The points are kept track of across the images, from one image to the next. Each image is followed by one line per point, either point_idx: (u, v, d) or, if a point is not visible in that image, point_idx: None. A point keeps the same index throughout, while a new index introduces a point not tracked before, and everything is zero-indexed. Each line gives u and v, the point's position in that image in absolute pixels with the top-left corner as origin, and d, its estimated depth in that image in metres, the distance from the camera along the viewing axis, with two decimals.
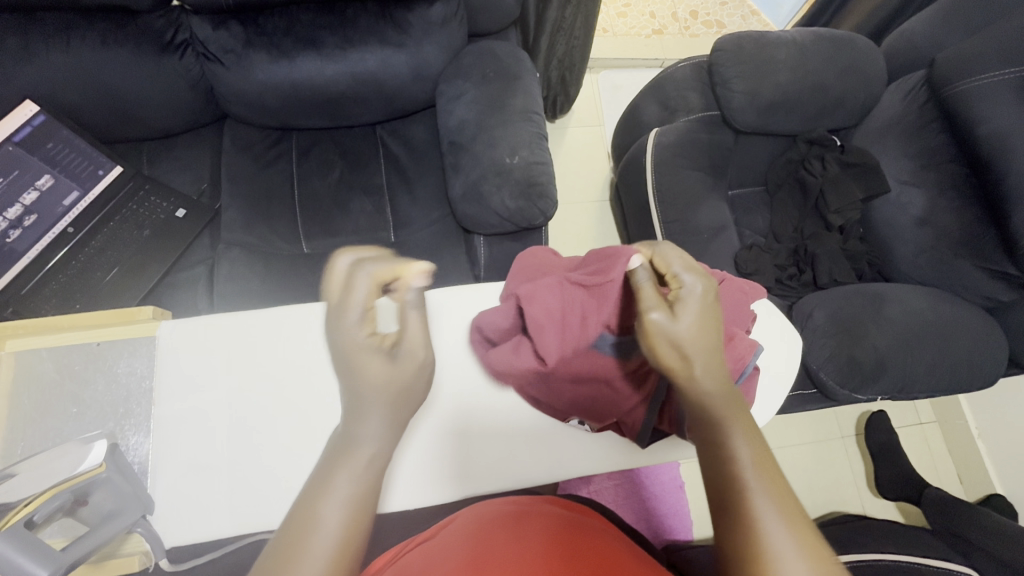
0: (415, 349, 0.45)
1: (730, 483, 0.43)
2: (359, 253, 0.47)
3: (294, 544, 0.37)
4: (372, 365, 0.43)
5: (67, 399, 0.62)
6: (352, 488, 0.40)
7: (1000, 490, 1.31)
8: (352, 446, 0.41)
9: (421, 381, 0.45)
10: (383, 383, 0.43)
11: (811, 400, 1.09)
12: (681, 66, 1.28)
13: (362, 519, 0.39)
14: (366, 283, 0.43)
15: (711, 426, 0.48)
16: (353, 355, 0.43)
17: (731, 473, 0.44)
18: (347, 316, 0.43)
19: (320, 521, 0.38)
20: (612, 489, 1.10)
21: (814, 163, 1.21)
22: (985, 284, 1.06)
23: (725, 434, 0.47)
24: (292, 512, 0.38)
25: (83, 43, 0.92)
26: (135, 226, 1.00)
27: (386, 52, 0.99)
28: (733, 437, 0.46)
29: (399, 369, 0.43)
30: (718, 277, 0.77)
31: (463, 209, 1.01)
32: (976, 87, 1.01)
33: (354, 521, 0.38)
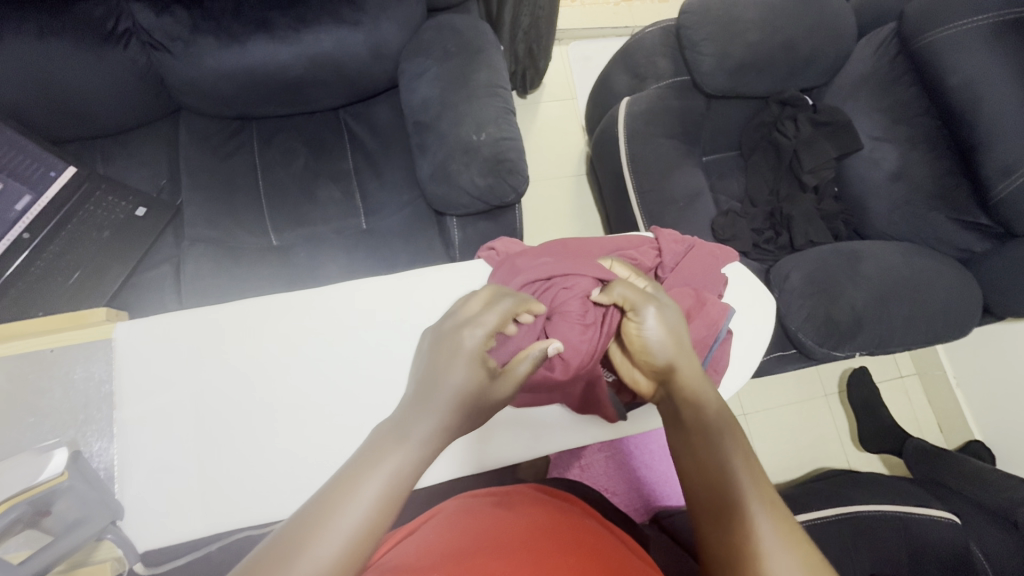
0: (508, 386, 0.51)
1: (723, 490, 0.46)
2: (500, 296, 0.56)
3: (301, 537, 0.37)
4: (460, 367, 0.48)
5: (22, 410, 0.60)
6: (385, 481, 0.41)
7: (979, 436, 1.34)
8: (400, 440, 0.44)
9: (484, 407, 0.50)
10: (463, 390, 0.47)
11: (793, 361, 1.10)
12: (649, 31, 1.25)
13: (389, 513, 0.40)
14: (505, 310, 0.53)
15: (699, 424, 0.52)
16: (467, 356, 0.49)
17: (728, 480, 0.47)
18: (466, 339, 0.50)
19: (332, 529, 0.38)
20: (603, 462, 1.13)
21: (787, 124, 1.19)
22: (958, 235, 1.07)
23: (717, 442, 0.49)
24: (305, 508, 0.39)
25: (18, 37, 0.86)
26: (93, 227, 0.96)
27: (342, 31, 0.95)
28: (725, 445, 0.49)
29: (484, 392, 0.49)
30: (688, 243, 0.77)
31: (432, 190, 0.98)
32: (945, 37, 1.00)
33: (378, 520, 0.40)
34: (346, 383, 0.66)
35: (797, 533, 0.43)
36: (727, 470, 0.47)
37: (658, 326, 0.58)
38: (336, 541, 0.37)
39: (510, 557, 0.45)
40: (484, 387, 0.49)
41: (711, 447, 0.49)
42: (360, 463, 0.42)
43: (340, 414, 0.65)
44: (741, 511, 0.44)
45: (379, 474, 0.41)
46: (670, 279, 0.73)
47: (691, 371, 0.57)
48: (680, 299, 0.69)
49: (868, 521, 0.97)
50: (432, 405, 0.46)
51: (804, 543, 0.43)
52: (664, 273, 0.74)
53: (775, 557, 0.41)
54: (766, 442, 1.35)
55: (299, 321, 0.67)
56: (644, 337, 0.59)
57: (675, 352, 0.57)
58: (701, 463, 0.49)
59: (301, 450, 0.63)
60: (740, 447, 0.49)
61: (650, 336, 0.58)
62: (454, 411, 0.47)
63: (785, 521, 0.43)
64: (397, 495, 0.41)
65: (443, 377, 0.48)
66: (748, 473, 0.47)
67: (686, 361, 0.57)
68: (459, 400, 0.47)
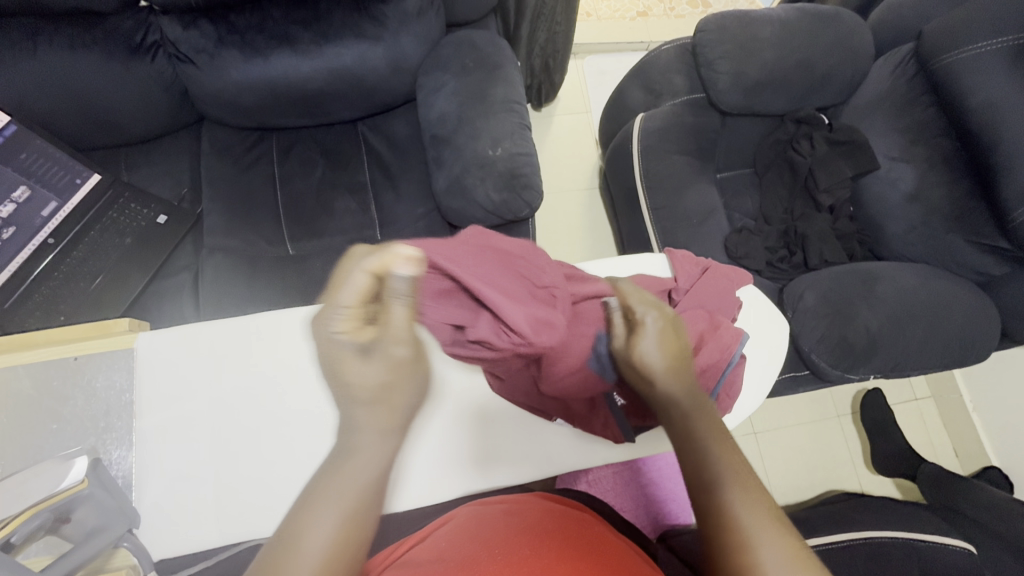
0: (405, 342, 0.43)
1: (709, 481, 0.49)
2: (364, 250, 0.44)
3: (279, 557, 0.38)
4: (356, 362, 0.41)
5: (46, 416, 0.62)
6: (336, 517, 0.39)
7: (997, 463, 1.31)
8: (338, 464, 0.41)
9: (415, 374, 0.44)
10: (369, 384, 0.42)
11: (805, 381, 1.09)
12: (665, 47, 1.25)
13: (351, 539, 0.40)
14: (359, 284, 0.40)
15: (682, 422, 0.54)
16: (348, 352, 0.41)
17: (714, 481, 0.49)
18: (331, 318, 0.41)
19: (301, 552, 0.38)
20: (612, 477, 1.10)
21: (803, 142, 1.19)
22: (977, 259, 1.05)
23: (697, 436, 0.52)
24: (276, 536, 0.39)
25: (51, 48, 0.89)
26: (116, 234, 0.98)
27: (362, 46, 0.97)
28: (706, 444, 0.51)
29: (397, 370, 0.43)
30: (703, 266, 0.77)
31: (448, 203, 0.99)
32: (964, 59, 1.00)
33: (339, 550, 0.39)
34: None
35: (786, 531, 0.45)
36: (714, 463, 0.50)
37: (656, 343, 0.58)
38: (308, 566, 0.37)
39: (518, 562, 0.46)
40: (373, 366, 0.42)
41: (694, 440, 0.52)
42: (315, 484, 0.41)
43: None
44: (722, 501, 0.47)
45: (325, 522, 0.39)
46: (684, 301, 0.72)
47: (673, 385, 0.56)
48: (693, 321, 0.69)
49: (881, 546, 0.95)
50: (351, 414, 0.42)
51: (794, 540, 0.44)
52: (678, 294, 0.74)
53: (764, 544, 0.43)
54: (777, 462, 1.33)
55: (315, 333, 0.68)
56: (642, 349, 0.57)
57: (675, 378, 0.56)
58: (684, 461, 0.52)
59: (314, 462, 0.64)
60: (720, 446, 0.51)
61: (650, 350, 0.57)
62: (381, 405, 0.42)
63: (773, 517, 0.46)
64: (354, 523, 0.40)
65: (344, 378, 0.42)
66: (727, 463, 0.50)
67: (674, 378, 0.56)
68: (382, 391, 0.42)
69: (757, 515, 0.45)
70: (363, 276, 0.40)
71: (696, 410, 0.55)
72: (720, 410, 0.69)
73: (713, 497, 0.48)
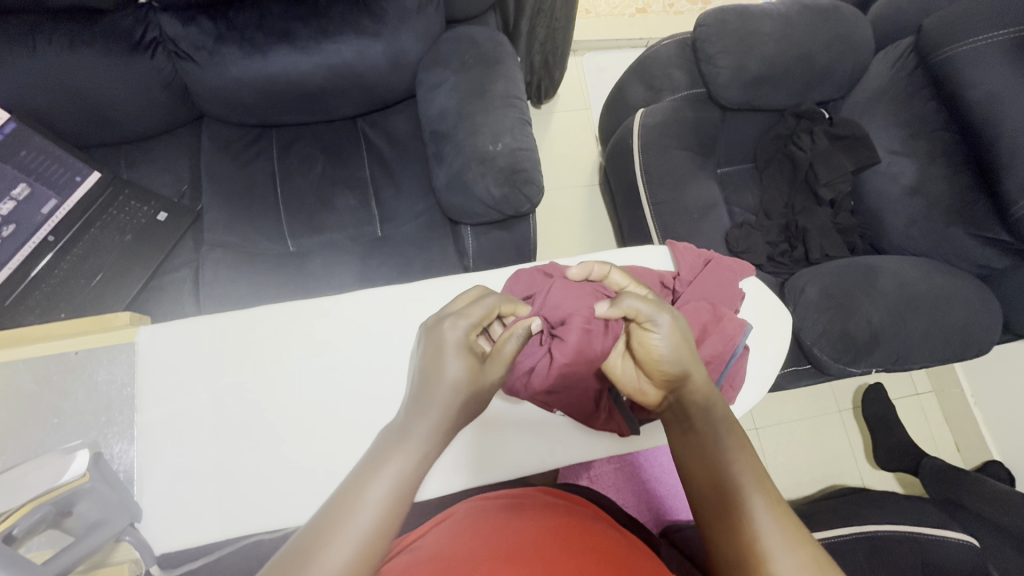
0: (499, 368, 0.54)
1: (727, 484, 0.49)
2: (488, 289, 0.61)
3: (341, 511, 0.42)
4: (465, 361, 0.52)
5: (47, 410, 0.61)
6: (391, 483, 0.44)
7: (999, 457, 1.31)
8: (402, 442, 0.47)
9: (484, 396, 0.54)
10: (459, 381, 0.51)
11: (807, 375, 1.08)
12: (665, 43, 1.25)
13: (399, 509, 0.43)
14: (489, 306, 0.56)
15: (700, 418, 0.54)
16: (453, 348, 0.52)
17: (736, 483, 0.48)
18: (459, 320, 0.54)
19: (364, 504, 0.43)
20: (613, 472, 1.10)
21: (803, 137, 1.19)
22: (979, 252, 1.05)
23: (716, 437, 0.52)
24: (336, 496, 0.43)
25: (50, 45, 0.89)
26: (116, 231, 0.98)
27: (362, 42, 0.97)
28: (726, 444, 0.52)
29: (478, 376, 0.52)
30: (705, 257, 0.77)
31: (448, 199, 0.99)
32: (964, 52, 1.00)
33: (391, 515, 0.43)
34: (361, 391, 0.66)
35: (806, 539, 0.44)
36: (732, 466, 0.50)
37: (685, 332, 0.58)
38: (366, 521, 0.42)
39: (521, 556, 0.45)
40: (477, 374, 0.52)
41: (713, 439, 0.52)
42: (380, 452, 0.47)
43: (356, 422, 0.65)
44: (744, 506, 0.47)
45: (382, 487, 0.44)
46: (686, 293, 0.72)
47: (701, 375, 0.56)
48: (696, 313, 0.69)
49: (885, 541, 0.95)
50: (432, 399, 0.50)
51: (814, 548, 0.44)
52: (680, 286, 0.74)
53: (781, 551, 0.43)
54: (778, 457, 1.33)
55: (315, 327, 0.68)
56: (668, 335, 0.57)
57: (692, 362, 0.56)
58: (703, 458, 0.51)
59: (315, 456, 0.64)
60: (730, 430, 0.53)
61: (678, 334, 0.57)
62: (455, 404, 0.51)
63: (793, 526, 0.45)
64: (407, 490, 0.45)
65: (438, 373, 0.51)
66: (747, 464, 0.50)
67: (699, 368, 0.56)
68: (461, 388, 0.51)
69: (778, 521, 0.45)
70: (496, 304, 0.57)
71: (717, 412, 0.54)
72: (724, 401, 0.69)
73: (732, 500, 0.47)
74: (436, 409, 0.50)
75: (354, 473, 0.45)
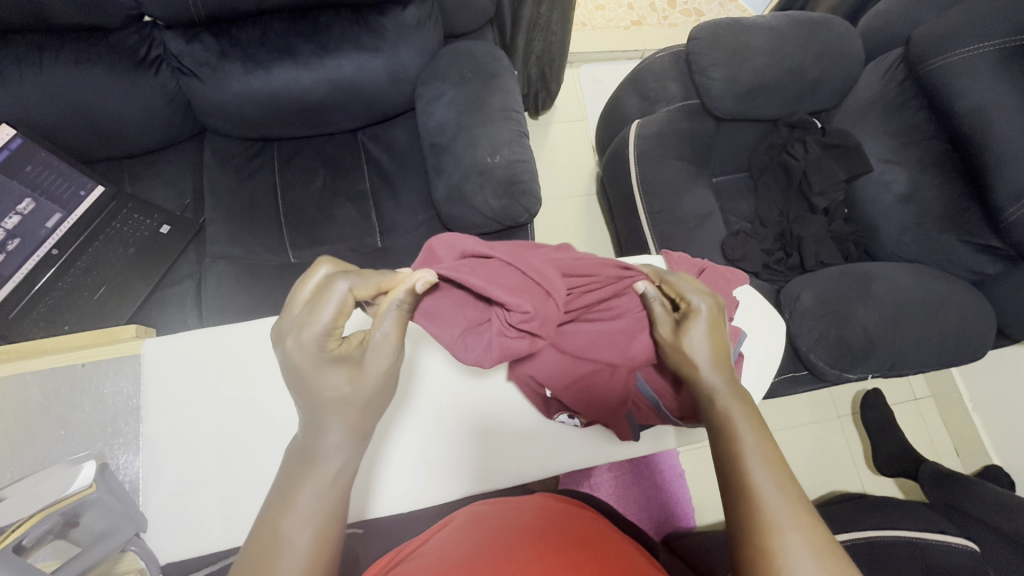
0: (385, 351, 0.49)
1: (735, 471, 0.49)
2: (337, 263, 0.50)
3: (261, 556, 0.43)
4: (337, 375, 0.47)
5: (54, 422, 0.62)
6: (308, 514, 0.45)
7: (998, 462, 1.31)
8: (308, 470, 0.46)
9: (385, 386, 0.50)
10: (342, 393, 0.47)
11: (804, 381, 1.09)
12: (659, 56, 1.28)
13: (326, 539, 0.44)
14: (337, 301, 0.46)
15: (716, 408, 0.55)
16: (315, 364, 0.46)
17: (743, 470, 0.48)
18: (307, 329, 0.46)
19: (284, 543, 0.43)
20: (613, 481, 1.11)
21: (796, 146, 1.21)
22: (972, 258, 1.06)
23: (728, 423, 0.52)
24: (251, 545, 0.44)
25: (56, 63, 0.91)
26: (120, 244, 1.00)
27: (362, 57, 0.99)
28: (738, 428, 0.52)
29: (360, 380, 0.47)
30: (700, 267, 0.79)
31: (447, 210, 1.00)
32: (953, 62, 1.02)
33: (318, 542, 0.44)
34: None
35: (820, 532, 0.44)
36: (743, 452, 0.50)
37: (705, 333, 0.59)
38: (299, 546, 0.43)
39: (522, 560, 0.46)
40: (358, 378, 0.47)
41: (726, 426, 0.52)
42: (289, 481, 0.46)
43: None
44: (752, 494, 0.47)
45: (300, 525, 0.44)
46: None
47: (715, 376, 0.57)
48: None
49: (885, 546, 0.95)
50: (321, 417, 0.47)
51: (828, 542, 0.43)
52: None
53: (790, 538, 0.43)
54: None
55: None
56: (690, 336, 0.59)
57: (717, 365, 0.58)
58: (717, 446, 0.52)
59: None
60: (742, 413, 0.53)
61: (696, 337, 0.59)
62: (349, 412, 0.47)
63: (808, 519, 0.44)
64: (325, 518, 0.45)
65: (316, 394, 0.47)
66: (755, 446, 0.50)
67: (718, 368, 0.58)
68: (350, 395, 0.47)
69: (791, 512, 0.45)
70: (348, 292, 0.46)
71: (733, 401, 0.55)
72: None
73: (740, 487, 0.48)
74: (331, 424, 0.47)
75: (267, 511, 0.45)
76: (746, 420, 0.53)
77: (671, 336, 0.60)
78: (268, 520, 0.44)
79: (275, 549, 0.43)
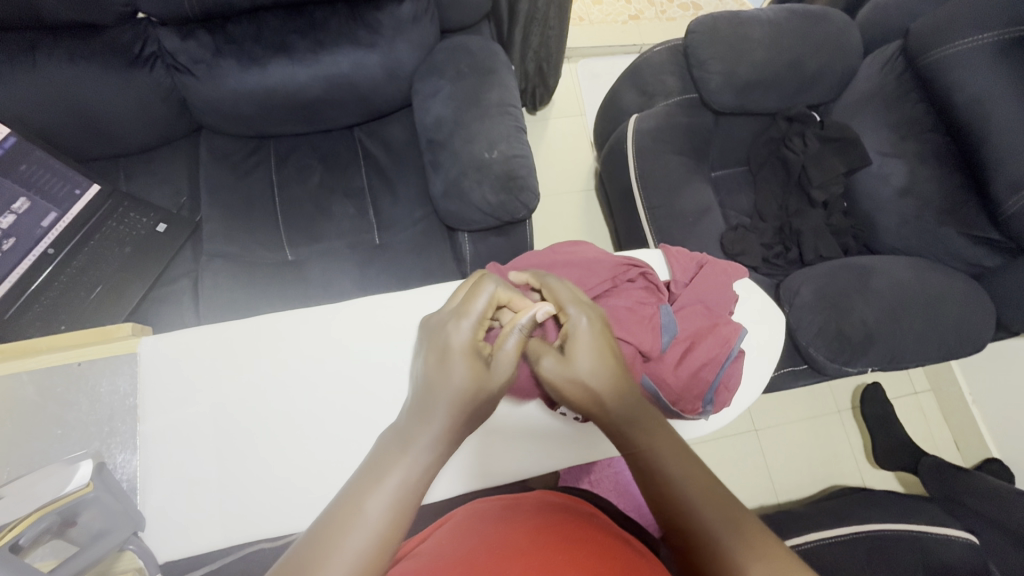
0: (507, 364, 0.56)
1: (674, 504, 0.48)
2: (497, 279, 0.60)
3: (332, 540, 0.42)
4: (459, 365, 0.53)
5: (49, 421, 0.62)
6: (390, 497, 0.45)
7: (997, 454, 1.32)
8: (403, 450, 0.48)
9: (495, 395, 0.55)
10: (464, 386, 0.52)
11: (804, 376, 1.09)
12: (657, 49, 1.27)
13: (399, 526, 0.45)
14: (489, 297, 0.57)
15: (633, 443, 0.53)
16: (459, 351, 0.54)
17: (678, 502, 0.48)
18: (461, 321, 0.55)
19: (359, 519, 0.44)
20: (613, 477, 1.11)
21: (795, 139, 1.21)
22: (971, 251, 1.06)
23: (653, 457, 0.51)
24: (327, 515, 0.44)
25: (49, 61, 0.90)
26: (116, 243, 0.99)
27: (358, 53, 0.98)
28: (662, 460, 0.51)
29: (483, 381, 0.53)
30: (700, 261, 0.79)
31: (445, 206, 1.00)
32: (952, 54, 1.01)
33: (394, 523, 0.44)
34: (360, 398, 0.67)
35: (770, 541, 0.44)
36: (676, 480, 0.49)
37: (587, 351, 0.57)
38: (365, 536, 0.43)
39: (523, 556, 0.46)
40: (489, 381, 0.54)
41: (652, 460, 0.51)
42: (381, 460, 0.48)
43: (356, 430, 0.66)
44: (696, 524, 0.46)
45: (380, 501, 0.45)
46: (682, 296, 0.73)
47: (617, 397, 0.56)
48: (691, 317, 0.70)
49: (885, 540, 0.96)
50: (431, 410, 0.51)
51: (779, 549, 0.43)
52: (677, 288, 0.76)
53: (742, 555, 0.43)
54: (778, 458, 1.34)
55: (316, 334, 0.69)
56: (572, 362, 0.57)
57: (610, 384, 0.56)
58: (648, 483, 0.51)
59: (316, 463, 0.64)
60: (650, 423, 0.54)
61: (578, 363, 0.57)
62: (456, 410, 0.51)
63: (754, 532, 0.44)
64: (403, 505, 0.46)
65: (444, 380, 0.52)
66: (676, 462, 0.51)
67: (617, 387, 0.56)
68: (463, 392, 0.52)
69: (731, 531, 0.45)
70: (496, 291, 0.58)
71: (644, 424, 0.54)
72: (720, 403, 0.69)
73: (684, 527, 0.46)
74: (428, 415, 0.51)
75: (351, 488, 0.46)
76: (663, 445, 0.52)
77: (554, 365, 0.57)
78: (348, 496, 0.45)
79: (348, 525, 0.43)
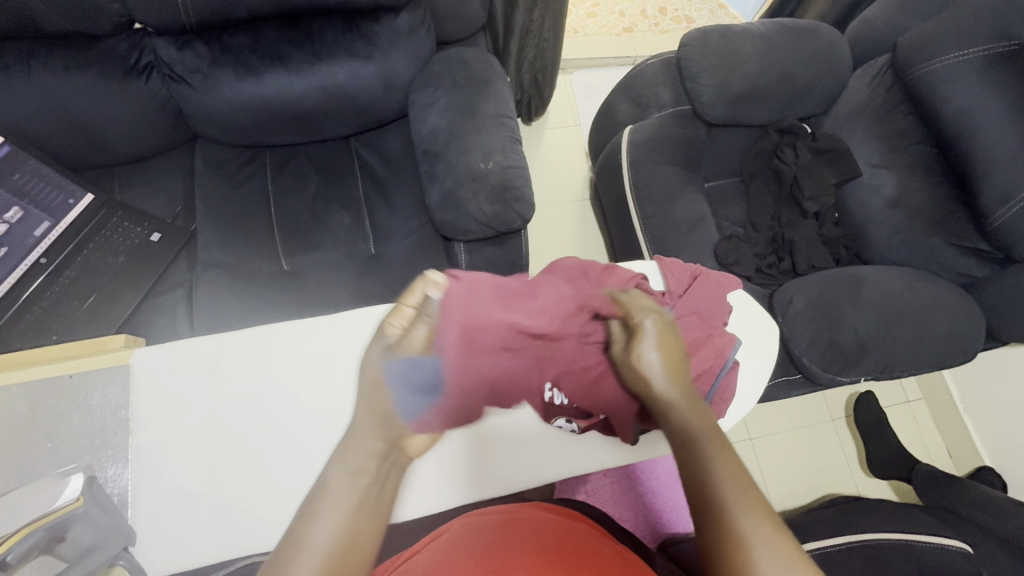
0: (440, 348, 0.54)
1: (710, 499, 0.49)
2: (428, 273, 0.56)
3: (290, 555, 0.44)
4: (398, 364, 0.53)
5: (39, 434, 0.61)
6: (334, 517, 0.46)
7: (990, 463, 1.32)
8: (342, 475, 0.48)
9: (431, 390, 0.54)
10: (407, 384, 0.52)
11: (798, 385, 1.10)
12: (651, 63, 1.28)
13: (352, 539, 0.46)
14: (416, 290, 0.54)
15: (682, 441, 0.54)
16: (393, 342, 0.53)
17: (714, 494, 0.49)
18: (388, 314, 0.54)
19: (306, 546, 0.44)
20: (609, 486, 1.10)
21: (787, 151, 1.22)
22: (960, 261, 1.08)
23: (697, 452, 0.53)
24: (287, 535, 0.46)
25: (45, 70, 0.90)
26: (110, 252, 0.98)
27: (355, 64, 0.99)
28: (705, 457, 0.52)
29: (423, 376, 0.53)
30: (694, 271, 0.79)
31: (441, 216, 1.00)
32: (939, 69, 1.03)
33: (346, 535, 0.45)
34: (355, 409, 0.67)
35: (788, 543, 0.46)
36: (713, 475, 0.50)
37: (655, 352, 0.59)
38: (318, 550, 0.44)
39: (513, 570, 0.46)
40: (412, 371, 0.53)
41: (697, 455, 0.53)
42: (325, 485, 0.48)
43: None
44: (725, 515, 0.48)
45: (328, 517, 0.46)
46: (677, 307, 0.74)
47: (671, 392, 0.58)
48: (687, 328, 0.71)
49: (880, 548, 0.96)
50: (371, 418, 0.51)
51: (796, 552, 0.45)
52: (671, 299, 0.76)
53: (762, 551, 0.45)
54: (774, 468, 1.34)
55: (310, 344, 0.69)
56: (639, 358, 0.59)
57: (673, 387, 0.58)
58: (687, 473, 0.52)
59: (310, 475, 0.64)
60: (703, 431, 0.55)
61: (647, 359, 0.59)
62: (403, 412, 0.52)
63: (776, 531, 0.46)
64: (356, 516, 0.47)
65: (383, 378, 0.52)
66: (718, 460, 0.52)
67: (671, 387, 0.58)
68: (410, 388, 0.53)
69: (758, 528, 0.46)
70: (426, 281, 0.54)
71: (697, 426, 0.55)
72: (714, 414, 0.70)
73: (713, 513, 0.48)
74: (370, 427, 0.51)
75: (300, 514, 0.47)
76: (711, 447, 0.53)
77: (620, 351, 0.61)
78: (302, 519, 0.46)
79: (296, 551, 0.44)
